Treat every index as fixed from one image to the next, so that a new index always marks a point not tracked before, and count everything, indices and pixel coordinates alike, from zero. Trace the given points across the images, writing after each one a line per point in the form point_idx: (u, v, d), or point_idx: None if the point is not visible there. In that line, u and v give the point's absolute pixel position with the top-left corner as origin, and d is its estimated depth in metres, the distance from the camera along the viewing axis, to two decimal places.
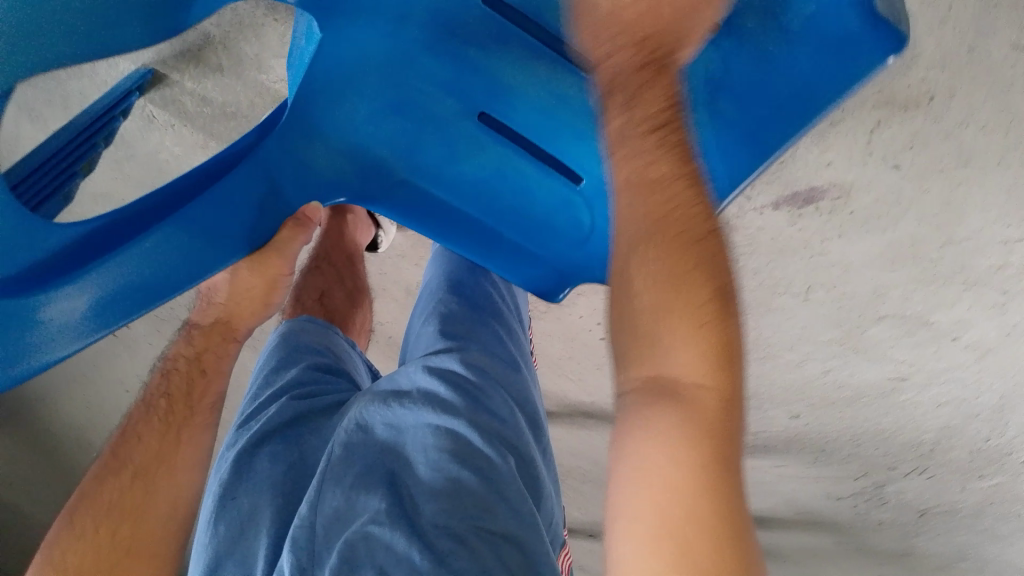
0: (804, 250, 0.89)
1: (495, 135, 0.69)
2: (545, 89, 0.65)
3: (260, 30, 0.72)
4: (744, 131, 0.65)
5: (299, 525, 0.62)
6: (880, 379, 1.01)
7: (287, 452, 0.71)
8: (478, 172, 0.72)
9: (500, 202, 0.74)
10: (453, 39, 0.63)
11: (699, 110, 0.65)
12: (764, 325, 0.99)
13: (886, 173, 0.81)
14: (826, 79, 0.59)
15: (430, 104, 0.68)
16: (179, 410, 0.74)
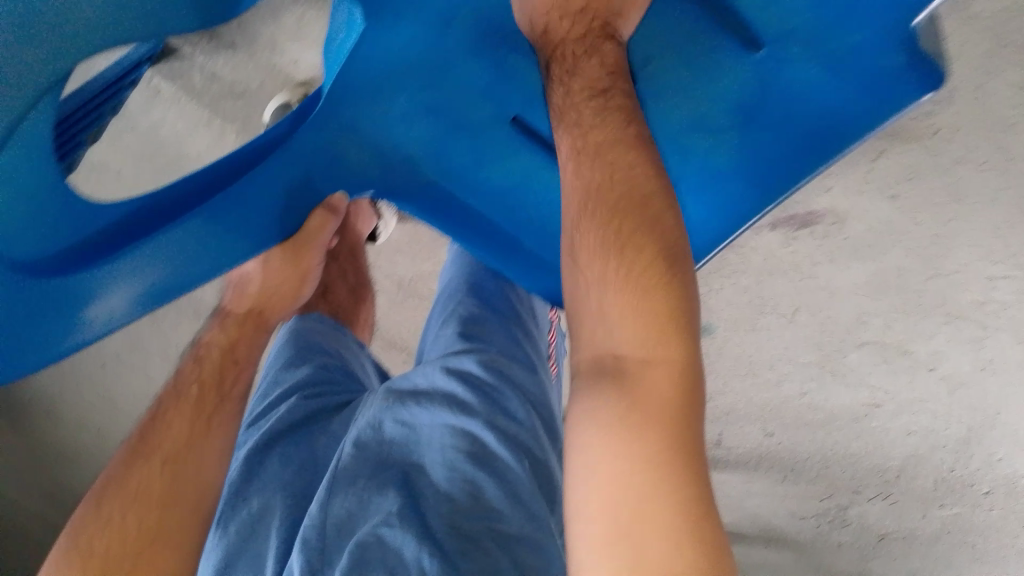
0: (794, 271, 0.90)
1: (529, 146, 0.69)
2: None
3: (280, 12, 0.76)
4: (772, 157, 0.66)
5: (309, 525, 0.63)
6: (855, 403, 1.05)
7: (297, 451, 0.72)
8: (513, 180, 0.70)
9: (524, 215, 0.72)
10: (502, 44, 0.65)
11: (731, 133, 0.65)
12: (745, 343, 0.97)
13: (882, 204, 0.84)
14: (860, 107, 0.62)
15: (470, 108, 0.67)
16: (210, 396, 0.70)
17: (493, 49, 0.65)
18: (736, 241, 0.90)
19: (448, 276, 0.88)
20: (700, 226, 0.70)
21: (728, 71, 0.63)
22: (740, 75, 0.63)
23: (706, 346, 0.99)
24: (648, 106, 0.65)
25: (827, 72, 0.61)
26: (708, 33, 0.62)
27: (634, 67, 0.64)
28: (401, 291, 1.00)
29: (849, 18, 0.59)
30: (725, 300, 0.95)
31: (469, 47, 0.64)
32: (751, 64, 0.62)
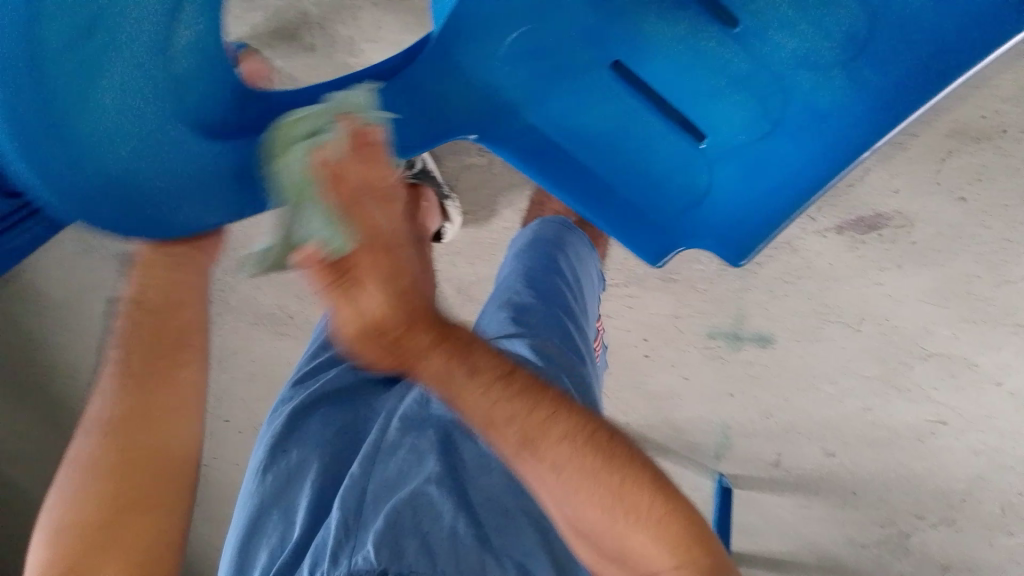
0: (860, 277, 0.89)
1: (630, 88, 0.64)
2: (681, 39, 0.60)
3: (357, 13, 0.79)
4: (879, 95, 0.57)
5: (349, 487, 0.63)
6: (919, 422, 0.99)
7: (340, 414, 0.72)
8: (607, 123, 0.66)
9: (621, 161, 0.68)
10: None
11: (836, 71, 0.58)
12: (808, 355, 0.96)
13: (950, 206, 0.82)
14: (970, 43, 0.53)
15: (574, 52, 0.62)
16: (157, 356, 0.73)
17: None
18: (798, 246, 0.89)
19: (510, 254, 0.83)
20: (796, 174, 0.63)
21: (833, 7, 0.55)
22: (848, 10, 0.55)
23: (766, 359, 0.98)
24: (753, 44, 0.59)
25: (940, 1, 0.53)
26: None
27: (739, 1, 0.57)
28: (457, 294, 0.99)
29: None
30: (789, 307, 0.93)
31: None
32: (857, 1, 0.55)
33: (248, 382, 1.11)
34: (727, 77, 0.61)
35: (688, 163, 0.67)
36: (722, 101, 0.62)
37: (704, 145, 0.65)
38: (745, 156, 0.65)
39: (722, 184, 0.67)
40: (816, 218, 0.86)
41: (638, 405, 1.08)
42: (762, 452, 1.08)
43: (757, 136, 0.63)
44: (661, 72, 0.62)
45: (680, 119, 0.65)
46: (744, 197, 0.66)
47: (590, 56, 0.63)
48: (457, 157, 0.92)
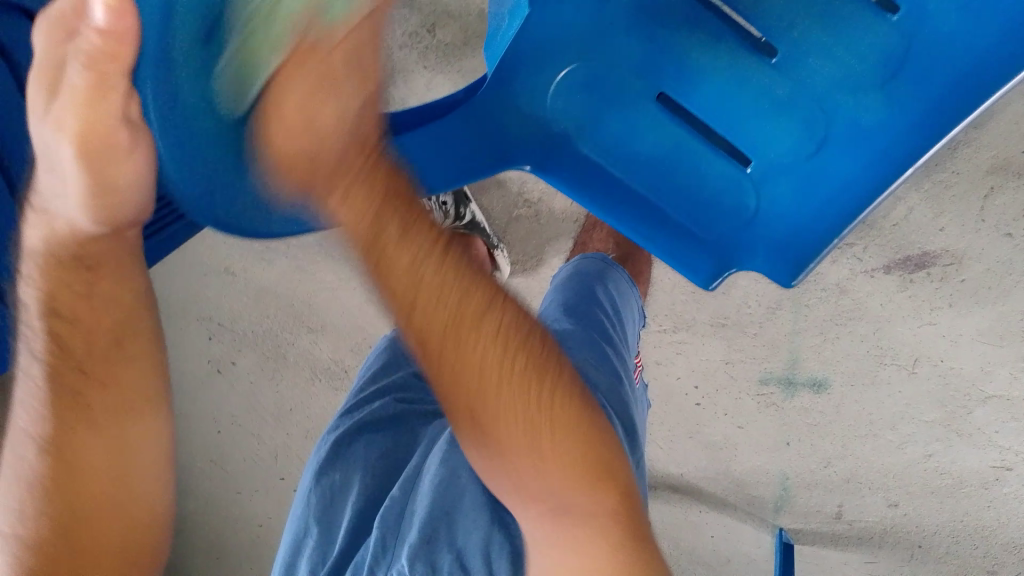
0: (913, 317, 0.89)
1: (678, 120, 0.62)
2: (727, 66, 0.58)
3: (411, 77, 0.86)
4: (933, 110, 0.53)
5: (390, 507, 0.68)
6: (984, 468, 0.97)
7: (384, 438, 0.74)
8: (655, 153, 0.63)
9: (672, 184, 0.64)
10: (653, 21, 0.57)
11: (875, 93, 0.55)
12: (865, 400, 0.96)
13: (998, 242, 0.82)
14: (1005, 52, 0.50)
15: (621, 78, 0.60)
16: (70, 373, 0.58)
17: (648, 23, 0.57)
18: (847, 284, 0.89)
19: (551, 287, 0.85)
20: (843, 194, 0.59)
21: (876, 30, 0.53)
22: (885, 33, 0.53)
23: (822, 405, 0.97)
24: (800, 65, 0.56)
25: (969, 16, 0.50)
26: None
27: (776, 31, 0.55)
28: None
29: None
30: (843, 349, 0.93)
31: (615, 24, 0.57)
32: (892, 27, 0.52)
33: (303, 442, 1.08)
34: (773, 102, 0.58)
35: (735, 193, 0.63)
36: (773, 124, 0.59)
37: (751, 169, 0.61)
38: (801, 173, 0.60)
39: (772, 207, 0.62)
40: (862, 258, 0.87)
41: (691, 457, 1.07)
42: (823, 503, 1.05)
43: (801, 160, 0.59)
44: (707, 103, 0.60)
45: (728, 147, 0.61)
46: (797, 217, 0.61)
47: (636, 88, 0.60)
48: (507, 209, 0.96)
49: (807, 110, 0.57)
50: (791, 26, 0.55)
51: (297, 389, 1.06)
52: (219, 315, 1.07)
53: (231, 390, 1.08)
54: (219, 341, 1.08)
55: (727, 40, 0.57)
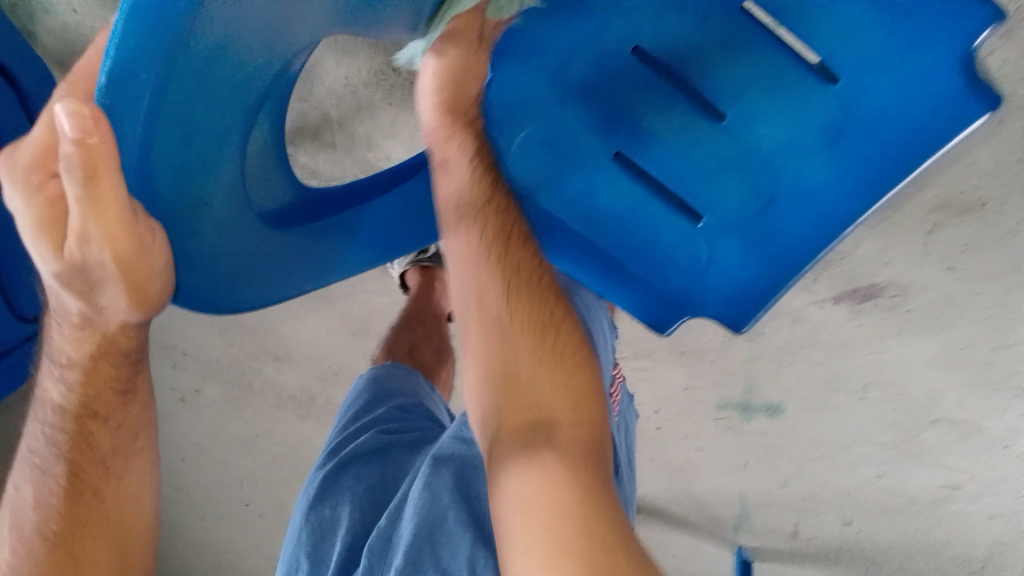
0: (862, 345, 0.92)
1: (634, 185, 0.57)
2: (675, 130, 0.53)
3: (376, 112, 0.79)
4: (865, 188, 0.50)
5: (377, 536, 0.67)
6: (932, 487, 1.02)
7: (370, 472, 0.74)
8: (612, 211, 0.58)
9: (627, 245, 0.60)
10: (609, 89, 0.53)
11: (816, 159, 0.51)
12: (819, 423, 1.00)
13: (942, 276, 0.85)
14: (938, 124, 0.46)
15: (579, 142, 0.56)
16: (91, 468, 0.60)
17: (601, 89, 0.53)
18: (800, 315, 0.92)
19: None
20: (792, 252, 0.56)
21: (810, 101, 0.49)
22: (826, 105, 0.49)
23: (779, 427, 1.02)
24: (743, 134, 0.51)
25: (903, 91, 0.46)
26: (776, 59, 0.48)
27: (722, 99, 0.51)
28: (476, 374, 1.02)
29: (912, 39, 0.44)
30: (797, 376, 0.96)
31: (559, 92, 0.54)
32: (831, 97, 0.48)
33: (270, 467, 1.11)
34: (720, 165, 0.53)
35: (684, 245, 0.58)
36: (720, 185, 0.54)
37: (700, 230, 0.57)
38: (750, 237, 0.56)
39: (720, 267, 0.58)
40: (812, 289, 0.89)
41: (657, 477, 1.13)
42: (782, 521, 1.11)
43: (748, 219, 0.55)
44: (662, 168, 0.55)
45: (678, 203, 0.57)
46: (746, 277, 0.58)
47: (592, 149, 0.56)
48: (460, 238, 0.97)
49: (763, 175, 0.53)
50: (737, 95, 0.50)
51: (265, 416, 1.07)
52: (183, 345, 1.03)
53: (199, 417, 1.09)
54: (185, 371, 1.06)
55: (676, 108, 0.53)
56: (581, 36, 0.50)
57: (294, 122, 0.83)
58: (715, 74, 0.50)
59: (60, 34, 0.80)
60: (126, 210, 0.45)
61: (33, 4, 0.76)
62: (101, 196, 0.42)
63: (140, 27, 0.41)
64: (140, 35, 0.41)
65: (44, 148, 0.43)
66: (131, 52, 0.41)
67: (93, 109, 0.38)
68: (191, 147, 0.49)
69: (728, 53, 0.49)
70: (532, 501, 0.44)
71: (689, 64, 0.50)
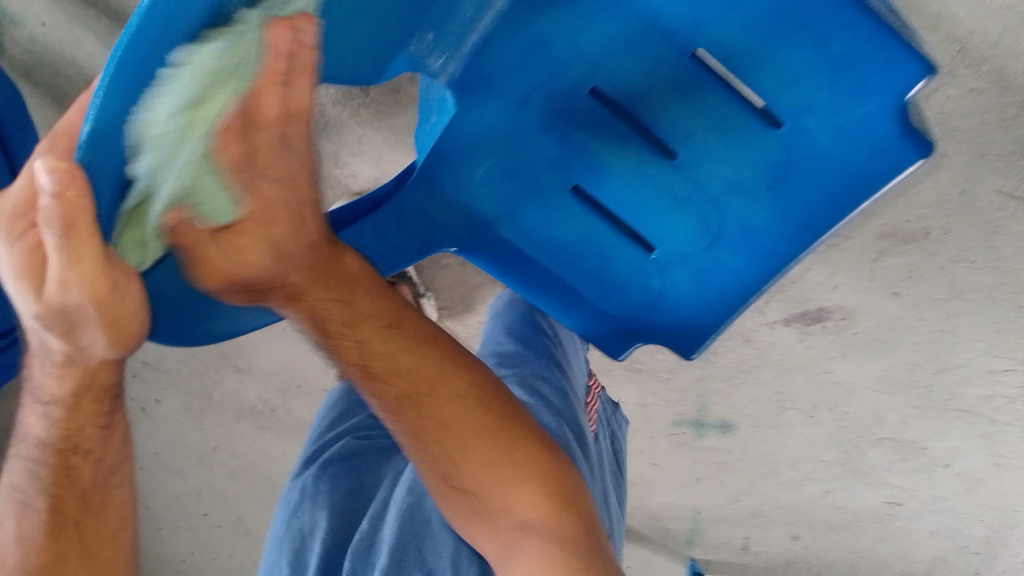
0: (811, 366, 0.96)
1: (592, 215, 0.60)
2: (632, 166, 0.56)
3: (342, 131, 0.81)
4: (803, 220, 0.54)
5: (360, 539, 0.68)
6: (877, 504, 1.06)
7: (347, 477, 0.75)
8: (569, 240, 0.61)
9: (582, 270, 0.63)
10: (569, 125, 0.55)
11: (760, 197, 0.54)
12: (769, 441, 1.03)
13: (887, 301, 0.89)
14: (872, 169, 0.49)
15: (539, 174, 0.58)
16: (72, 502, 0.59)
17: (562, 126, 0.55)
18: (753, 335, 0.94)
19: (490, 317, 0.87)
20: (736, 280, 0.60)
21: (755, 143, 0.52)
22: (771, 147, 0.51)
23: (731, 444, 1.04)
24: (695, 171, 0.54)
25: (842, 138, 0.49)
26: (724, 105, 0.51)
27: (674, 138, 0.53)
28: None
29: (853, 91, 0.46)
30: (747, 395, 0.99)
31: (523, 128, 0.55)
32: (776, 140, 0.51)
33: (227, 479, 1.11)
34: (672, 199, 0.56)
35: (638, 275, 0.62)
36: (672, 218, 0.57)
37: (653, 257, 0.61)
38: (698, 264, 0.60)
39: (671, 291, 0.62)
40: (764, 312, 0.92)
41: None
42: (732, 536, 1.14)
43: (697, 252, 0.59)
44: (618, 201, 0.58)
45: (632, 233, 0.60)
46: (694, 300, 0.62)
47: (552, 181, 0.58)
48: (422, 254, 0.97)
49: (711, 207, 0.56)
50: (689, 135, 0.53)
51: (223, 427, 1.07)
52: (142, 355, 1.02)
53: (155, 428, 1.08)
54: (144, 382, 1.04)
55: (631, 146, 0.55)
56: (541, 76, 0.52)
57: None
58: (668, 115, 0.52)
59: (28, 45, 0.80)
60: (104, 258, 0.46)
61: (2, 15, 0.77)
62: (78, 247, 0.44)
63: (133, 84, 0.40)
64: (135, 92, 0.40)
65: (25, 199, 0.48)
66: (125, 99, 0.40)
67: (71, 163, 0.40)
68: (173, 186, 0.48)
69: (682, 97, 0.51)
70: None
71: (644, 104, 0.52)
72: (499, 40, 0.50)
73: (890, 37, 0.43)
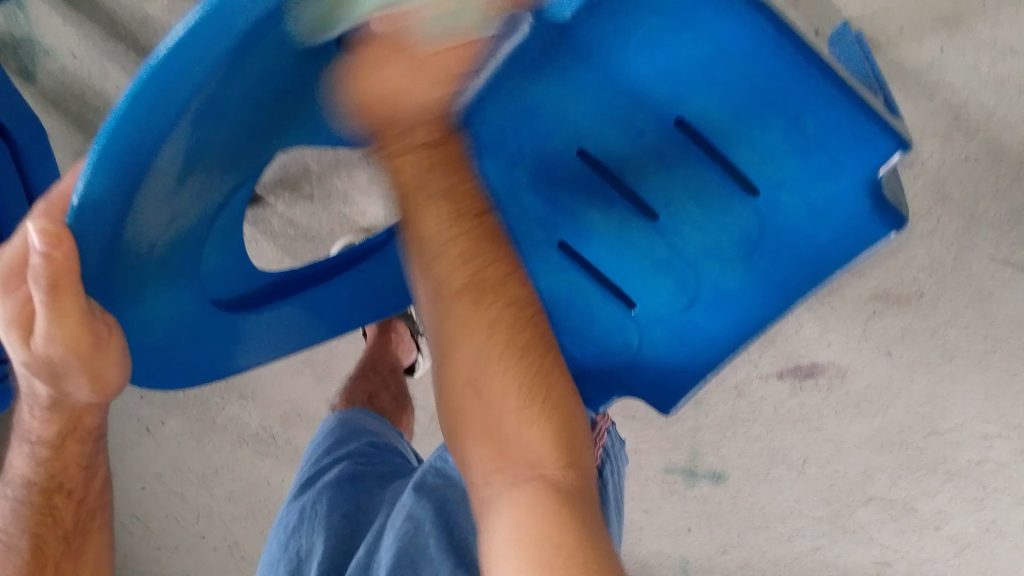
0: (802, 423, 0.97)
1: (576, 269, 0.62)
2: (615, 224, 0.58)
3: (355, 169, 0.85)
4: (779, 286, 0.55)
5: (357, 564, 0.70)
6: (866, 562, 1.06)
7: (343, 500, 0.76)
8: (554, 293, 0.64)
9: (564, 323, 0.65)
10: (555, 186, 0.58)
11: (735, 264, 0.56)
12: (760, 494, 1.04)
13: (878, 360, 0.90)
14: (841, 245, 0.51)
15: (526, 229, 0.61)
16: (53, 543, 0.60)
17: (546, 188, 0.58)
18: (745, 388, 0.96)
19: None
20: (715, 341, 0.60)
21: (733, 209, 0.53)
22: (746, 216, 0.53)
23: (722, 496, 1.05)
24: (674, 235, 0.56)
25: (814, 213, 0.51)
26: (705, 175, 0.53)
27: (656, 202, 0.56)
28: (431, 423, 1.04)
29: (825, 168, 0.48)
30: (739, 447, 1.01)
31: (515, 184, 0.59)
32: (752, 209, 0.53)
33: (224, 503, 1.12)
34: (650, 260, 0.59)
35: (619, 329, 0.64)
36: (651, 276, 0.59)
37: (634, 312, 0.62)
38: (677, 323, 0.61)
39: (651, 346, 0.63)
40: (756, 364, 0.94)
41: None
42: None
43: (674, 312, 0.60)
44: (601, 258, 0.60)
45: (613, 288, 0.62)
46: (675, 358, 0.63)
47: (539, 237, 0.61)
48: None
49: (692, 270, 0.58)
50: (670, 201, 0.55)
51: (223, 452, 1.09)
52: None
53: (159, 449, 1.10)
54: (151, 404, 1.08)
55: (615, 207, 0.58)
56: (531, 140, 0.56)
57: (273, 173, 0.88)
58: (651, 179, 0.55)
59: (60, 76, 0.85)
60: (86, 310, 0.47)
61: (36, 46, 0.83)
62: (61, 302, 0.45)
63: (126, 151, 0.39)
64: (126, 153, 0.39)
65: (22, 257, 0.47)
66: (114, 174, 0.40)
67: (62, 228, 0.42)
68: (172, 225, 0.49)
69: (666, 168, 0.54)
70: (521, 536, 0.42)
71: (627, 170, 0.55)
72: (492, 104, 0.54)
73: (859, 117, 0.45)
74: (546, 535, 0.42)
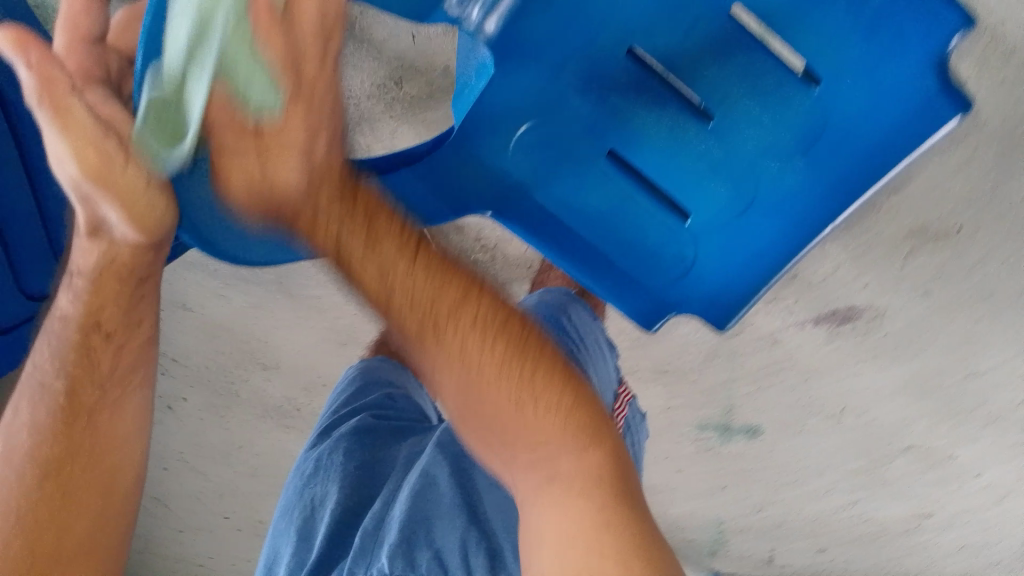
0: (838, 371, 0.94)
1: (626, 180, 0.58)
2: (668, 127, 0.56)
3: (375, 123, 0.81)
4: (840, 179, 0.55)
5: (370, 521, 0.66)
6: (904, 512, 1.05)
7: (359, 450, 0.73)
8: (602, 205, 0.59)
9: (613, 237, 0.60)
10: (606, 93, 0.54)
11: (796, 159, 0.55)
12: (796, 447, 1.02)
13: (916, 301, 0.87)
14: (906, 130, 0.51)
15: (574, 141, 0.56)
16: (86, 390, 0.55)
17: (598, 91, 0.54)
18: (779, 336, 0.93)
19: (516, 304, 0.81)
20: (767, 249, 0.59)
21: (791, 100, 0.53)
22: (805, 108, 0.53)
23: (757, 450, 1.03)
24: (732, 134, 0.55)
25: (873, 99, 0.51)
26: (765, 65, 0.52)
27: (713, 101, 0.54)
28: None
29: (883, 48, 0.49)
30: (773, 399, 0.98)
31: (562, 92, 0.54)
32: (813, 100, 0.52)
33: (249, 478, 1.11)
34: (708, 162, 0.56)
35: (671, 243, 0.60)
36: (707, 180, 0.57)
37: (688, 224, 0.59)
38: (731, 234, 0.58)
39: (705, 259, 0.60)
40: (789, 312, 0.91)
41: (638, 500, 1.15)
42: (755, 548, 1.16)
43: (729, 219, 0.58)
44: (653, 165, 0.57)
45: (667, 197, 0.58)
46: (725, 274, 0.60)
47: (586, 147, 0.57)
48: None
49: (752, 171, 0.56)
50: (729, 98, 0.54)
51: (248, 426, 1.06)
52: (170, 351, 1.01)
53: (179, 426, 1.08)
54: (171, 378, 1.04)
55: (667, 107, 0.55)
56: (577, 42, 0.52)
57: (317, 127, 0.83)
58: (713, 74, 0.53)
59: None
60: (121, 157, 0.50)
61: None
62: (69, 102, 0.39)
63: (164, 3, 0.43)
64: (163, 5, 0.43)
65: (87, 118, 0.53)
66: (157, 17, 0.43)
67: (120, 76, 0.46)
68: None
69: (721, 55, 0.52)
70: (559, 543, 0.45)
71: (683, 67, 0.53)
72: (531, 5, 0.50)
73: None
74: (585, 527, 0.45)
